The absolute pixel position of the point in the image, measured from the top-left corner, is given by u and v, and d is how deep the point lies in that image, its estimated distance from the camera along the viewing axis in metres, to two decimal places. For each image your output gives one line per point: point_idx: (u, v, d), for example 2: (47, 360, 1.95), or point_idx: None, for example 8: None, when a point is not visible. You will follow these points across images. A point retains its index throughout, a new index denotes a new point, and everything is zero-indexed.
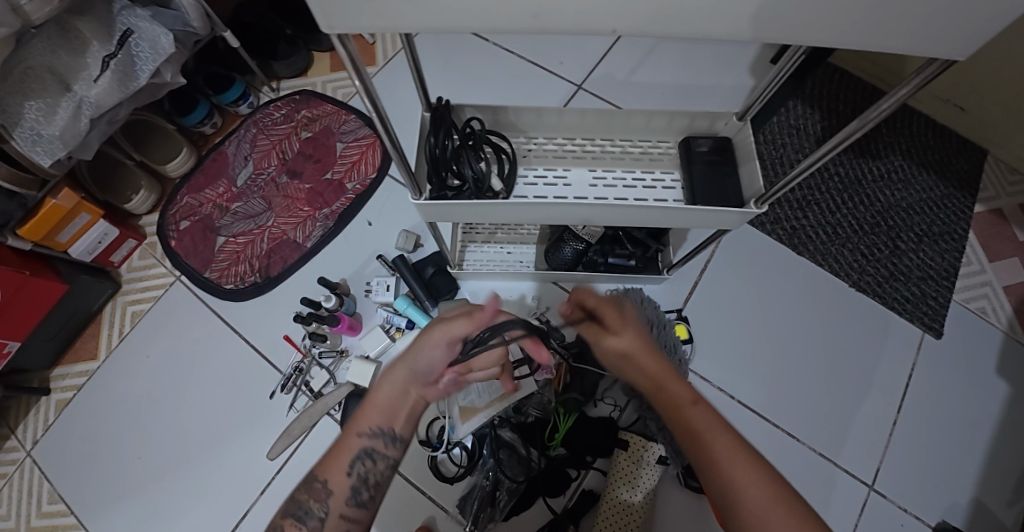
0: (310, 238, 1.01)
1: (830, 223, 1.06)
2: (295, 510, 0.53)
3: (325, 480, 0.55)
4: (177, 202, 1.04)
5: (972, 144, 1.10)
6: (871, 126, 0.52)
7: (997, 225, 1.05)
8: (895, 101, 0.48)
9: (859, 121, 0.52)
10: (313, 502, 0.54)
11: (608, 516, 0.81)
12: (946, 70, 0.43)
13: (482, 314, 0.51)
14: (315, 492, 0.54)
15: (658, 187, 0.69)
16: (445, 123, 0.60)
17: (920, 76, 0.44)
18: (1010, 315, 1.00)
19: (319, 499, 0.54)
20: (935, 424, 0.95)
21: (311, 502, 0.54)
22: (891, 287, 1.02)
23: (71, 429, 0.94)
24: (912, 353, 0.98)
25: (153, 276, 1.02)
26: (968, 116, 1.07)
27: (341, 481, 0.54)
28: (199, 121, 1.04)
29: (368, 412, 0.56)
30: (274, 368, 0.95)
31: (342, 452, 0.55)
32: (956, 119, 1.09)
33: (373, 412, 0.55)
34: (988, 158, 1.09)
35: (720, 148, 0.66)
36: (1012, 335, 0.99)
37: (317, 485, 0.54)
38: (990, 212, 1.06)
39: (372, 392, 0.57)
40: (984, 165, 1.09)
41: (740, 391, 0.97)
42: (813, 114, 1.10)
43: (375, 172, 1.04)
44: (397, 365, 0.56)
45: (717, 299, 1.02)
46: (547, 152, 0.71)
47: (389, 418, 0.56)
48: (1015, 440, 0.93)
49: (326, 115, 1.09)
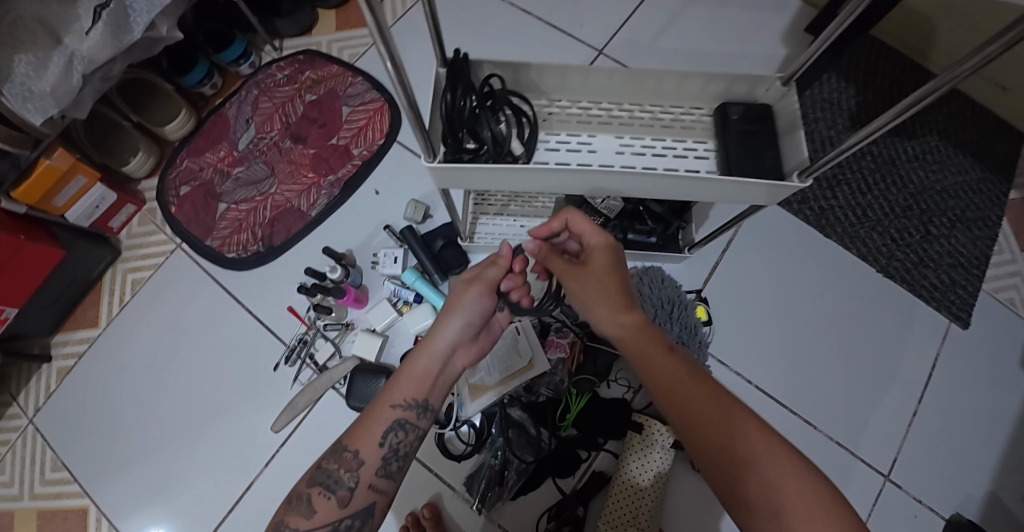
0: (314, 206, 0.96)
1: (860, 205, 1.00)
2: (323, 477, 0.53)
3: (355, 450, 0.54)
4: (178, 165, 0.99)
5: (1011, 127, 1.03)
6: (921, 104, 0.46)
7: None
8: (946, 82, 0.43)
9: (911, 96, 0.46)
10: (343, 471, 0.53)
11: (618, 500, 0.79)
12: (1013, 45, 0.37)
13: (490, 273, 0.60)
14: (345, 461, 0.54)
15: (690, 156, 0.64)
16: (464, 79, 0.56)
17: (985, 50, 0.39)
18: None
19: (350, 468, 0.53)
20: (955, 417, 0.91)
21: (340, 470, 0.53)
22: (919, 273, 0.97)
23: (72, 398, 0.92)
24: (936, 345, 0.94)
25: (153, 242, 0.98)
26: (1011, 96, 1.00)
27: (371, 451, 0.54)
28: (199, 81, 0.99)
29: (400, 383, 0.57)
30: (278, 339, 0.92)
31: (374, 423, 0.55)
32: (999, 99, 1.02)
33: (404, 384, 0.57)
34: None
35: (757, 117, 0.61)
36: None
37: (347, 455, 0.54)
38: None
39: (401, 367, 0.58)
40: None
41: (758, 376, 0.93)
42: (849, 88, 1.03)
43: (382, 139, 0.99)
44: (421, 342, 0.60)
45: (741, 279, 0.98)
46: (571, 116, 0.66)
47: (422, 385, 0.57)
48: None
49: (331, 77, 1.04)
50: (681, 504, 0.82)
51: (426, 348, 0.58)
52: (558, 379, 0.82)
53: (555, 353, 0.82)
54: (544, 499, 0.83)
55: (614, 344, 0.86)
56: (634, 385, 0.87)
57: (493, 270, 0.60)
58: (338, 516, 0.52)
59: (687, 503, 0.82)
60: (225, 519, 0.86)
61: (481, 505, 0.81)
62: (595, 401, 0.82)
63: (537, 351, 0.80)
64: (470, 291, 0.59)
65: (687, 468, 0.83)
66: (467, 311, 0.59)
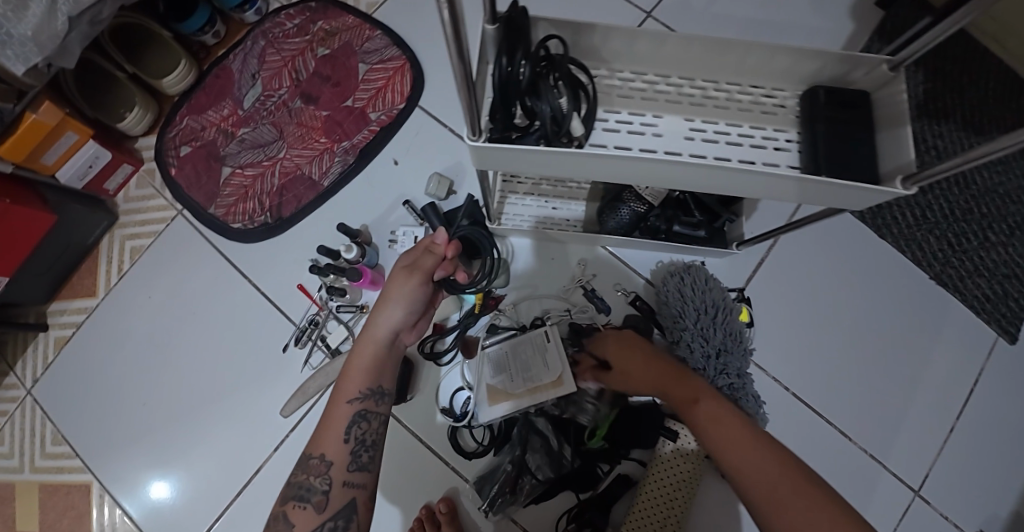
0: (327, 175, 0.88)
1: (919, 204, 0.91)
2: (296, 490, 0.51)
3: (325, 455, 0.53)
4: (178, 123, 0.91)
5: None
6: None
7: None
8: None
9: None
10: (313, 477, 0.52)
11: (640, 514, 0.73)
12: None
13: (424, 263, 0.58)
14: (313, 467, 0.52)
15: (769, 147, 0.55)
16: (523, 41, 0.46)
17: None
18: None
19: (320, 473, 0.52)
20: (992, 435, 0.86)
21: (312, 477, 0.52)
22: (972, 283, 0.89)
23: (69, 371, 0.88)
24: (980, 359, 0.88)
25: (153, 208, 0.91)
26: None
27: (336, 449, 0.53)
28: (199, 28, 0.89)
29: (350, 377, 0.56)
30: (287, 319, 0.86)
31: (333, 421, 0.54)
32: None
33: (354, 378, 0.56)
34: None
35: (853, 104, 0.53)
36: None
37: (313, 461, 0.53)
38: None
39: (349, 361, 0.58)
40: None
41: (794, 381, 0.87)
42: (917, 76, 0.93)
43: (403, 103, 0.90)
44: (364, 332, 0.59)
45: (788, 276, 0.90)
46: (634, 91, 0.57)
47: (371, 376, 0.56)
48: None
49: (347, 29, 0.93)
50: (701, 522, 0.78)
51: (370, 339, 0.57)
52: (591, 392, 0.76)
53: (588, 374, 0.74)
54: (557, 505, 0.79)
55: None
56: None
57: (426, 258, 0.58)
58: (317, 523, 0.50)
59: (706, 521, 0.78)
60: (230, 504, 0.82)
61: (490, 508, 0.76)
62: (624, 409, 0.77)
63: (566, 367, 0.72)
64: (409, 282, 0.57)
65: (713, 490, 0.79)
66: (406, 300, 0.58)
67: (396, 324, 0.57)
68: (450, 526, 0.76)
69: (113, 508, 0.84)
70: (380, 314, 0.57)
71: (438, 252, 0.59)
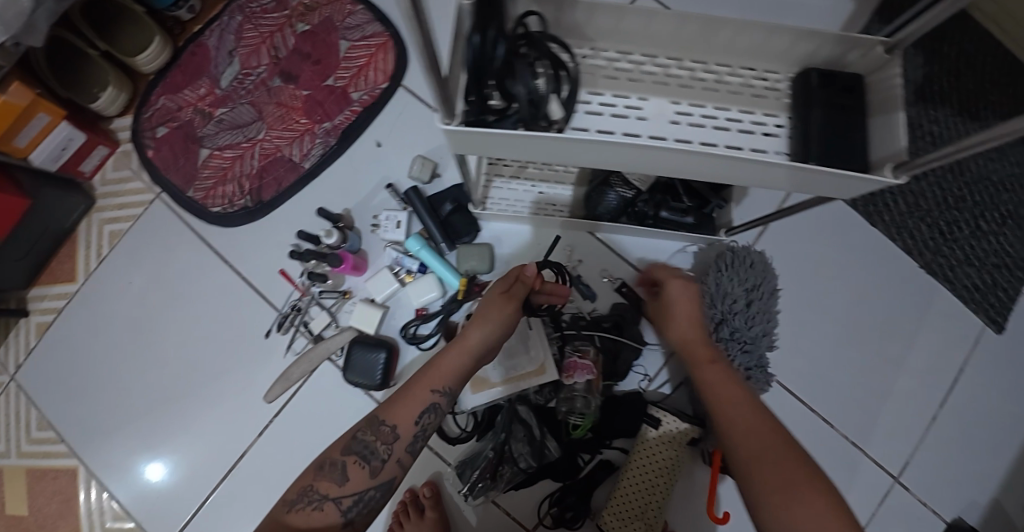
0: (307, 157, 0.86)
1: (911, 190, 0.89)
2: (359, 448, 0.56)
3: (393, 424, 0.56)
4: (153, 103, 0.88)
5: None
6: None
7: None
8: None
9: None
10: (379, 444, 0.56)
11: (621, 500, 0.74)
12: None
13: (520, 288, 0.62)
14: (382, 435, 0.56)
15: (758, 132, 0.53)
16: (495, 13, 0.43)
17: None
18: None
19: (388, 441, 0.56)
20: (973, 424, 0.85)
21: (378, 441, 0.56)
22: (963, 272, 0.87)
23: (51, 356, 0.87)
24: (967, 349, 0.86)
25: (130, 191, 0.89)
26: None
27: (406, 427, 0.56)
28: (173, 3, 0.85)
29: (442, 371, 0.57)
30: (270, 305, 0.85)
31: (412, 403, 0.56)
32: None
33: (445, 371, 0.57)
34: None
35: (849, 88, 0.51)
36: None
37: (385, 429, 0.56)
38: None
39: (441, 355, 0.59)
40: None
41: (779, 368, 0.87)
42: (916, 56, 0.89)
43: (385, 82, 0.87)
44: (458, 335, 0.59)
45: (779, 262, 0.89)
46: (620, 71, 0.54)
47: (456, 379, 0.57)
48: None
49: (327, 4, 0.89)
50: (683, 507, 0.79)
51: (466, 345, 0.58)
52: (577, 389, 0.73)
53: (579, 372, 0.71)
54: (540, 489, 0.80)
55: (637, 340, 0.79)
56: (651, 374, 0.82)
57: (524, 284, 0.62)
58: (366, 487, 0.55)
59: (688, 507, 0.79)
60: (214, 489, 0.82)
61: (470, 491, 0.77)
62: (609, 401, 0.79)
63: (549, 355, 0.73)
64: (511, 304, 0.60)
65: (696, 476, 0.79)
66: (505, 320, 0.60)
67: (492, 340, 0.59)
68: (434, 510, 0.77)
69: (99, 493, 0.84)
70: (482, 325, 0.58)
71: (529, 283, 0.63)
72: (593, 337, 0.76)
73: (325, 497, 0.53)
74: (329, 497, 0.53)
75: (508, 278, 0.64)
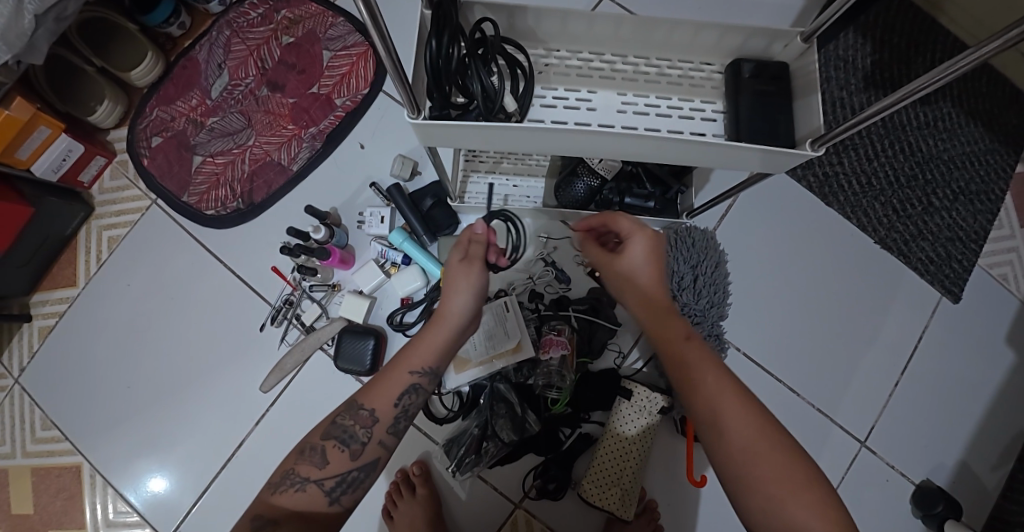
0: (295, 161, 0.91)
1: (865, 173, 0.95)
2: (339, 432, 0.59)
3: (372, 407, 0.60)
4: (147, 114, 0.93)
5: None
6: (942, 82, 0.41)
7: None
8: (977, 56, 0.38)
9: (942, 68, 0.41)
10: (358, 427, 0.59)
11: (600, 466, 0.81)
12: None
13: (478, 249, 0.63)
14: (361, 418, 0.60)
15: (697, 118, 0.60)
16: (452, 23, 0.50)
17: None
18: None
19: (365, 425, 0.59)
20: (936, 389, 0.91)
21: (356, 425, 0.59)
22: (916, 246, 0.94)
23: (55, 359, 0.91)
24: (926, 314, 0.93)
25: (127, 198, 0.93)
26: None
27: (385, 410, 0.60)
28: (165, 19, 0.91)
29: (417, 350, 0.61)
30: (263, 300, 0.90)
31: (392, 383, 0.61)
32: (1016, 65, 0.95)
33: (419, 350, 0.61)
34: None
35: (776, 76, 0.57)
36: None
37: (363, 413, 0.60)
38: None
39: (418, 336, 0.63)
40: None
41: (747, 343, 0.93)
42: (866, 46, 0.95)
43: (367, 88, 0.93)
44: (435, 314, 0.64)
45: (743, 243, 0.95)
46: (570, 69, 0.62)
47: (438, 357, 0.62)
48: (1014, 406, 0.91)
49: (310, 17, 0.95)
50: (659, 472, 0.85)
51: (438, 321, 0.62)
52: (552, 367, 0.79)
53: (556, 351, 0.77)
54: (524, 465, 0.85)
55: (613, 320, 0.85)
56: (625, 351, 0.87)
57: (478, 247, 0.63)
58: (348, 468, 0.58)
59: (664, 472, 0.85)
60: (216, 479, 0.86)
61: (457, 468, 0.82)
62: (586, 378, 0.84)
63: (525, 333, 0.78)
64: (469, 272, 0.63)
65: (670, 444, 0.85)
66: (468, 288, 0.62)
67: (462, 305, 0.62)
68: (424, 486, 0.83)
69: (104, 487, 0.88)
70: (457, 297, 0.62)
71: (483, 241, 0.63)
72: (570, 318, 0.83)
73: (307, 479, 0.56)
74: (310, 479, 0.56)
75: (458, 248, 0.64)
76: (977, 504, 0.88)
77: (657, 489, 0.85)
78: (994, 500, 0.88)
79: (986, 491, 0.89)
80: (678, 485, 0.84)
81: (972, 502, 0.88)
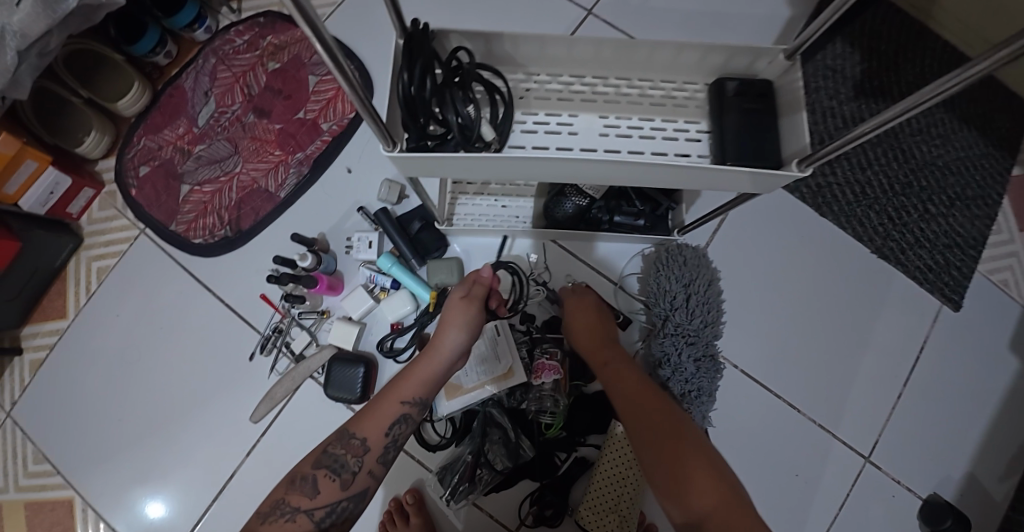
0: (283, 187, 0.91)
1: (858, 181, 0.94)
2: (330, 461, 0.57)
3: (364, 436, 0.59)
4: (134, 144, 0.93)
5: (1021, 99, 0.94)
6: (914, 111, 0.40)
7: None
8: (948, 87, 0.36)
9: (932, 86, 0.37)
10: (349, 456, 0.58)
11: (599, 491, 0.79)
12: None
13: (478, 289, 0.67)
14: (352, 447, 0.58)
15: (681, 139, 0.59)
16: (423, 54, 0.50)
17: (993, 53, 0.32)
18: None
19: (356, 454, 0.58)
20: (938, 399, 0.89)
21: (347, 454, 0.58)
22: (914, 254, 0.92)
23: (46, 391, 0.91)
24: (922, 335, 0.90)
25: (116, 228, 0.93)
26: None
27: (376, 439, 0.59)
28: (150, 50, 0.91)
29: (410, 381, 0.61)
30: (252, 328, 0.89)
31: (382, 414, 0.60)
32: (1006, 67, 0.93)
33: (413, 382, 0.61)
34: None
35: (760, 94, 0.56)
36: None
37: (354, 441, 0.59)
38: None
39: (410, 366, 0.63)
40: None
41: (744, 359, 0.91)
42: (854, 55, 0.94)
43: (353, 112, 0.92)
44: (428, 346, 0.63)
45: (736, 258, 0.93)
46: (550, 92, 0.62)
47: (429, 387, 0.61)
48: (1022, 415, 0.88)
49: (295, 43, 0.95)
50: (659, 495, 0.83)
51: (432, 353, 0.62)
52: (545, 391, 0.78)
53: (549, 377, 0.75)
54: (520, 490, 0.83)
55: None
56: None
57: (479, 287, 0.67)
58: (339, 498, 0.57)
59: None
60: (207, 510, 0.85)
61: (451, 496, 0.81)
62: (580, 400, 0.82)
63: (517, 358, 0.77)
64: (467, 308, 0.64)
65: None
66: (465, 324, 0.63)
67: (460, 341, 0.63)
68: (418, 516, 0.81)
69: (96, 521, 0.87)
70: (450, 333, 0.62)
71: (486, 284, 0.67)
72: (562, 341, 0.82)
73: (297, 509, 0.55)
74: (300, 509, 0.55)
75: (461, 287, 0.67)
76: (985, 516, 0.85)
77: (658, 512, 0.82)
78: (1003, 512, 0.85)
79: (994, 502, 0.86)
80: None
81: (980, 514, 0.86)
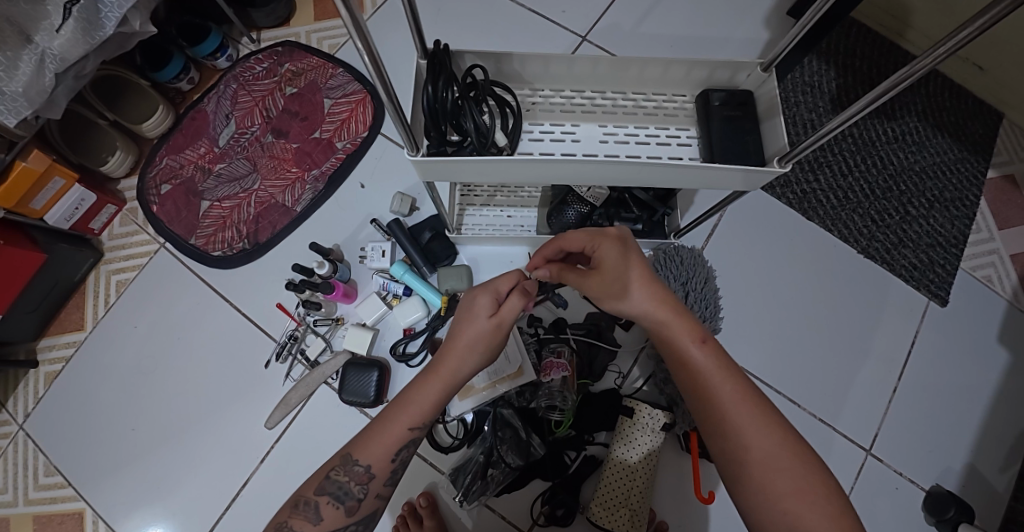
0: (299, 202, 0.96)
1: (842, 187, 1.01)
2: (331, 487, 0.53)
3: (366, 463, 0.53)
4: (157, 163, 0.98)
5: (988, 109, 1.03)
6: (879, 101, 0.45)
7: (1008, 192, 1.00)
8: (907, 77, 0.42)
9: (884, 84, 0.44)
10: (353, 483, 0.53)
11: (609, 488, 0.81)
12: (981, 35, 0.36)
13: (507, 311, 0.53)
14: (355, 474, 0.53)
15: (673, 143, 0.66)
16: (446, 70, 0.56)
17: (944, 45, 0.38)
18: (1015, 284, 0.96)
19: (361, 481, 0.53)
20: (936, 391, 0.93)
21: (352, 482, 0.53)
22: (898, 254, 0.98)
23: (60, 403, 0.92)
24: (916, 320, 0.96)
25: (136, 243, 0.97)
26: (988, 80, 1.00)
27: (381, 465, 0.53)
28: (174, 76, 0.97)
29: (406, 407, 0.53)
30: (268, 336, 0.92)
31: (386, 440, 0.53)
32: (975, 80, 1.02)
33: (411, 410, 0.53)
34: (1004, 123, 1.03)
35: (740, 102, 0.62)
36: (1016, 304, 0.96)
37: (358, 468, 0.53)
38: (1003, 179, 1.01)
39: (407, 390, 0.54)
40: (999, 130, 1.02)
41: (741, 357, 0.95)
42: (830, 71, 1.03)
43: (366, 131, 0.98)
44: (431, 366, 0.54)
45: (729, 262, 0.99)
46: (554, 105, 0.68)
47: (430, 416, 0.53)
48: (1014, 406, 0.92)
49: (311, 69, 1.02)
50: (667, 491, 0.85)
51: (441, 376, 0.53)
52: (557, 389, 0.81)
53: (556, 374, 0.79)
54: (532, 492, 0.85)
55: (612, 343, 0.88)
56: (625, 372, 0.90)
57: (511, 304, 0.53)
58: (344, 523, 0.53)
59: (671, 491, 0.85)
60: (222, 516, 0.86)
61: (464, 498, 0.82)
62: (588, 398, 0.85)
63: (526, 358, 0.79)
64: (483, 328, 0.53)
65: (675, 461, 0.86)
66: (472, 353, 0.53)
67: (473, 365, 0.54)
68: (430, 518, 0.81)
69: None
70: (466, 360, 0.53)
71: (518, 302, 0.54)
72: (569, 340, 0.86)
73: None
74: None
75: (491, 291, 0.55)
76: (990, 506, 0.88)
77: (668, 511, 0.84)
78: (1007, 502, 0.88)
79: (997, 492, 0.89)
80: (686, 504, 0.84)
81: (984, 505, 0.88)
